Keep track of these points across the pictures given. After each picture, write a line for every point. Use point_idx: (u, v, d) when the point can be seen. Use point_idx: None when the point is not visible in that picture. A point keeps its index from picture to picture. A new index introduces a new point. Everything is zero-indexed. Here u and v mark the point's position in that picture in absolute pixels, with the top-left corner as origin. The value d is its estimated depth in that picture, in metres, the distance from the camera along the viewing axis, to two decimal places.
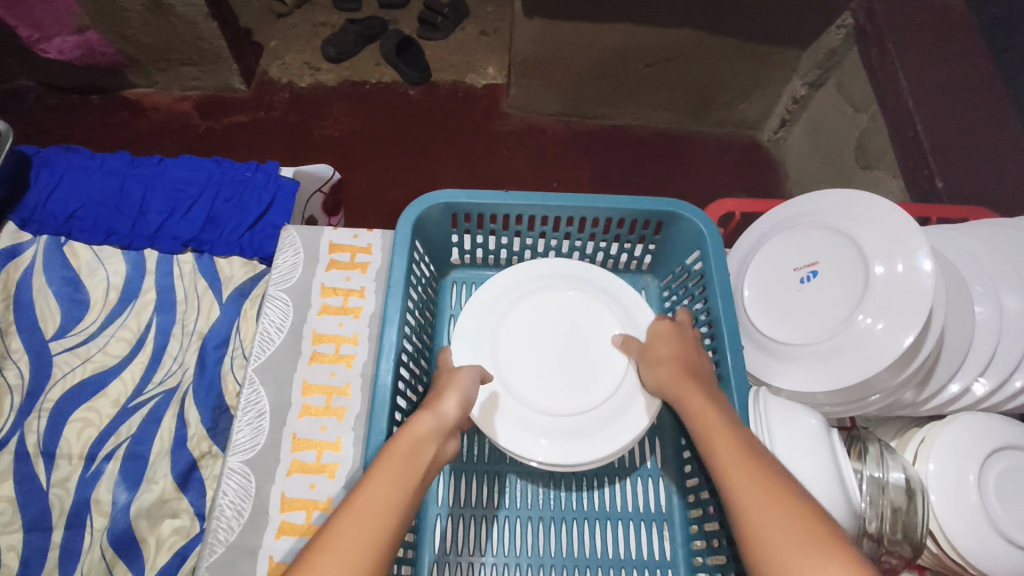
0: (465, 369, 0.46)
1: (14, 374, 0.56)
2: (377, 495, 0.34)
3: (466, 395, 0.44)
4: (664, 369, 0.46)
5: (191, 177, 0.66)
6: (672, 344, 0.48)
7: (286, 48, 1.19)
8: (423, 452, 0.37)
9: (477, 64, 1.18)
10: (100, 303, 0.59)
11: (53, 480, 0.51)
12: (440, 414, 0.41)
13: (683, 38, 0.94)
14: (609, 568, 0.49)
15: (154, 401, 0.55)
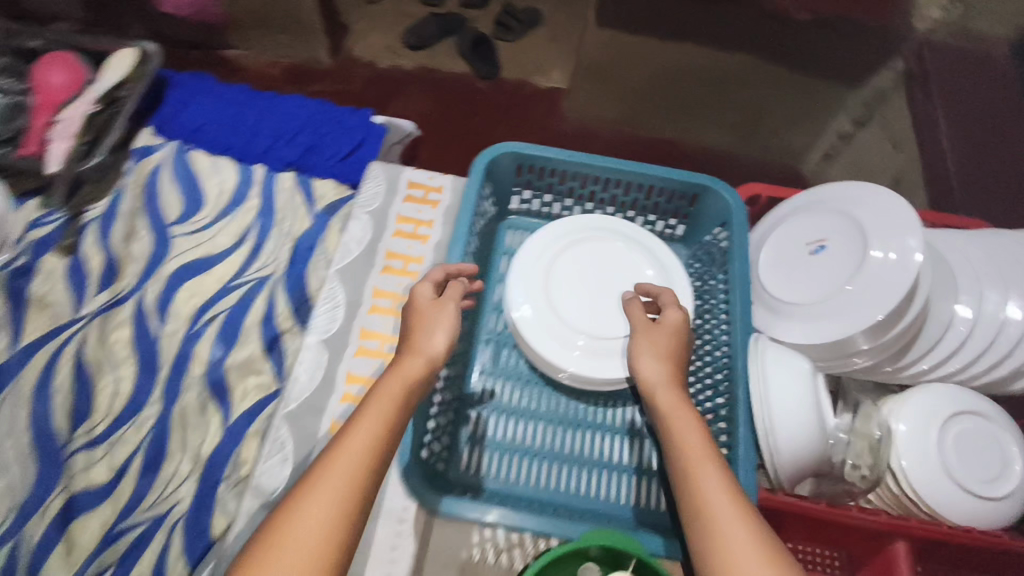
0: (448, 310, 0.50)
1: (142, 249, 0.67)
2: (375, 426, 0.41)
3: (450, 331, 0.49)
4: (660, 362, 0.49)
5: (297, 112, 0.77)
6: (668, 336, 0.51)
7: (371, 31, 1.31)
8: (412, 400, 0.44)
9: (544, 68, 1.28)
10: (215, 202, 0.70)
11: (163, 331, 0.62)
12: (431, 357, 0.47)
13: (735, 64, 1.04)
14: (615, 471, 0.58)
15: (248, 286, 0.65)
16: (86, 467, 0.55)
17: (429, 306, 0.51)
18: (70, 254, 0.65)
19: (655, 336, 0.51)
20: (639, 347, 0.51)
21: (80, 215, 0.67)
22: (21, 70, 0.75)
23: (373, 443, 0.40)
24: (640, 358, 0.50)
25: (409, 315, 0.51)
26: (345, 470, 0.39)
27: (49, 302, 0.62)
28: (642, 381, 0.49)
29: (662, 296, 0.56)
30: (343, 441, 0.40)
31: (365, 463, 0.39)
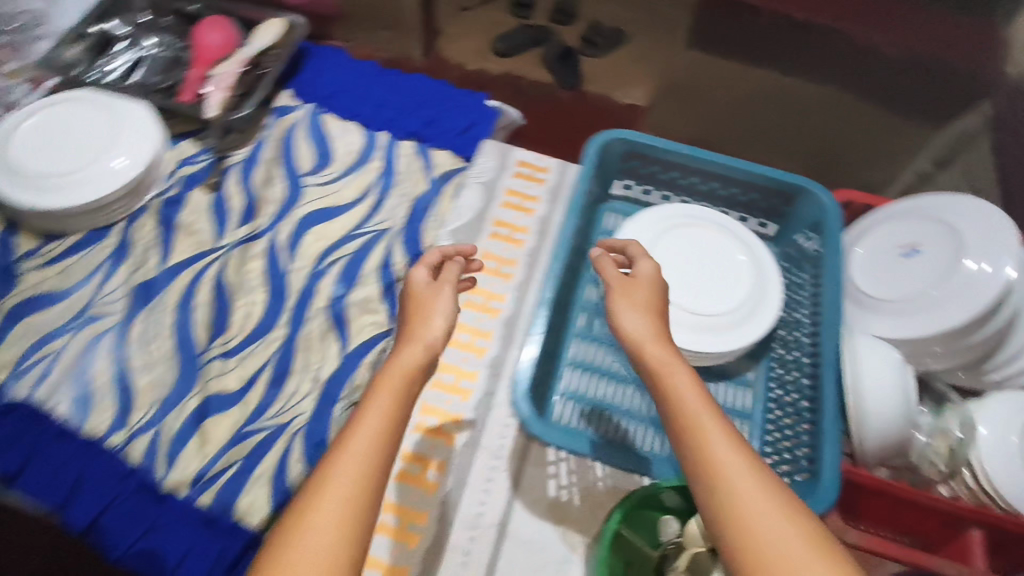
0: (444, 292, 0.51)
1: (277, 193, 0.73)
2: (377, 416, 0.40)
3: (449, 316, 0.49)
4: (640, 315, 0.47)
5: (420, 89, 0.83)
6: (644, 289, 0.50)
7: (463, 34, 1.32)
8: (408, 385, 0.43)
9: (625, 85, 1.27)
10: (343, 161, 0.77)
11: (292, 266, 0.69)
12: (430, 343, 0.47)
13: (818, 93, 1.00)
14: None
15: (368, 237, 0.71)
16: (220, 373, 0.62)
17: (425, 287, 0.51)
18: (213, 191, 0.73)
19: (633, 290, 0.50)
20: (619, 304, 0.49)
21: (225, 158, 0.76)
22: (182, 33, 0.85)
23: (380, 440, 0.39)
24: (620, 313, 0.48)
25: (409, 298, 0.51)
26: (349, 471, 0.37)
27: (196, 231, 0.70)
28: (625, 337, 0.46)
29: (628, 246, 0.56)
30: (347, 441, 0.38)
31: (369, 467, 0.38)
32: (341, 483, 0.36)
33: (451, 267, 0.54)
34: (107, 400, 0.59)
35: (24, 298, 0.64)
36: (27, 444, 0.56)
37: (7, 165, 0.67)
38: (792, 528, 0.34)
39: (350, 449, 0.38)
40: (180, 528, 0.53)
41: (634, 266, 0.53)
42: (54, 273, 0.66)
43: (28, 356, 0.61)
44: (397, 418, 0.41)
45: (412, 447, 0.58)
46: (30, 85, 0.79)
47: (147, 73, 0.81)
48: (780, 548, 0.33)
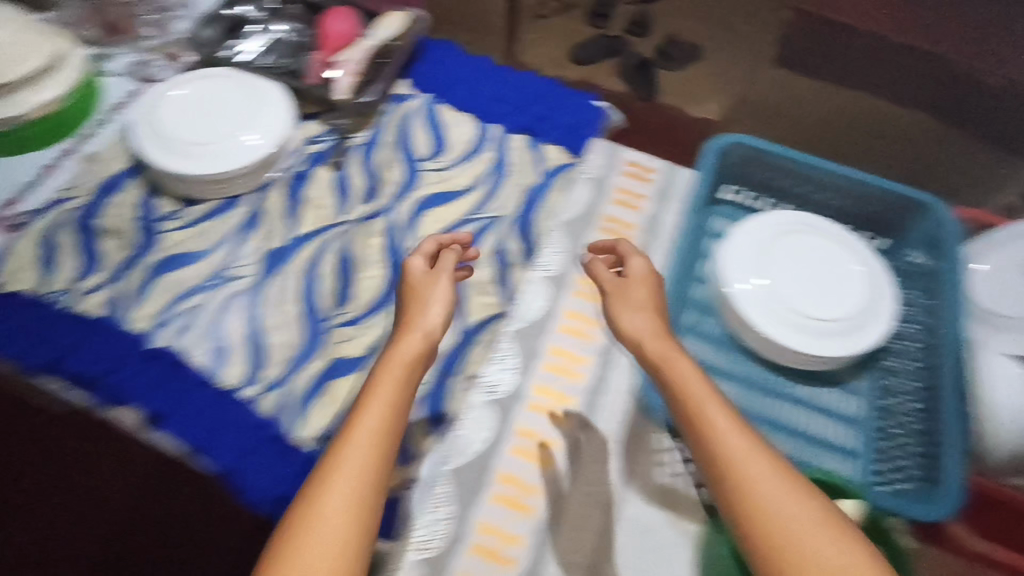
0: (442, 278, 0.59)
1: (397, 175, 0.77)
2: (384, 393, 0.49)
3: (444, 305, 0.58)
4: (639, 314, 0.56)
5: (531, 87, 0.86)
6: (639, 288, 0.58)
7: (528, 45, 1.13)
8: (412, 370, 0.52)
9: (701, 98, 1.12)
10: (457, 149, 0.80)
11: (410, 245, 0.72)
12: (427, 330, 0.55)
13: (909, 117, 1.02)
14: (825, 444, 0.62)
15: (482, 224, 0.73)
16: (344, 340, 0.65)
17: (423, 278, 0.60)
18: (336, 169, 0.76)
19: (630, 289, 0.59)
20: (617, 306, 0.58)
21: (347, 139, 0.79)
22: (307, 19, 0.89)
23: (385, 418, 0.48)
24: (627, 312, 0.56)
25: (409, 288, 0.59)
26: (362, 441, 0.46)
27: (321, 206, 0.74)
28: (627, 336, 0.55)
29: (619, 245, 0.63)
30: (358, 419, 0.48)
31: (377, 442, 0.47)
32: (354, 455, 0.46)
33: (446, 259, 0.62)
34: (240, 357, 0.63)
35: (166, 257, 0.69)
36: (171, 388, 0.60)
37: (156, 133, 0.71)
38: (793, 503, 0.43)
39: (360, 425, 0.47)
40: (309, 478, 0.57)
41: (629, 263, 0.61)
42: (190, 236, 0.71)
43: (170, 310, 0.66)
44: (400, 399, 0.50)
45: (526, 423, 0.61)
46: (168, 60, 0.84)
47: (275, 53, 0.85)
48: (786, 519, 0.42)
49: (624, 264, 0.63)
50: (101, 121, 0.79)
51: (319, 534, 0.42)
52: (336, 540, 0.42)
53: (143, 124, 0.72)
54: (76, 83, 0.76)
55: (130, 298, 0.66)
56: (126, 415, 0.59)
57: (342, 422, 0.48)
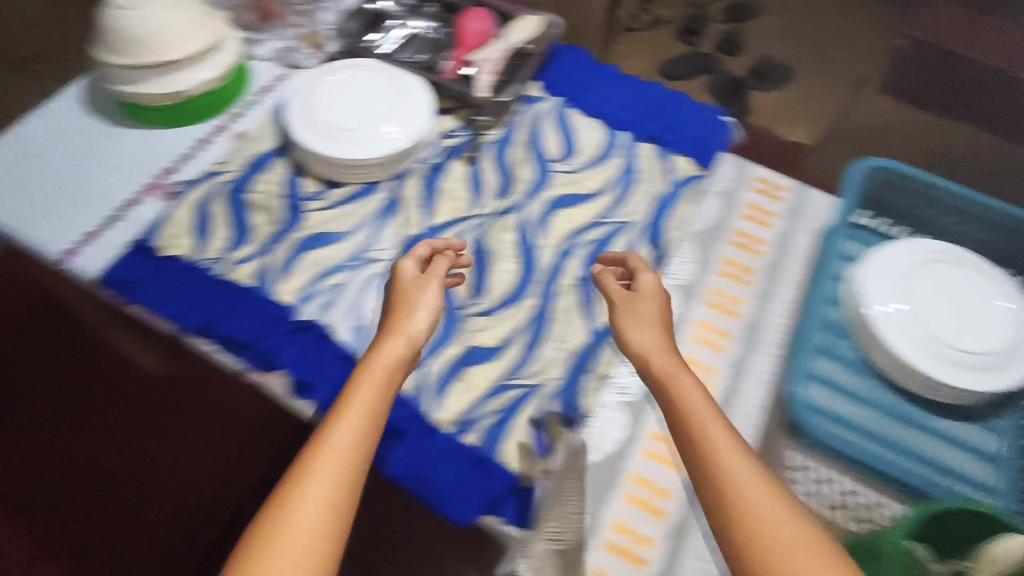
0: (431, 282, 0.62)
1: (528, 174, 0.79)
2: (363, 401, 0.52)
3: (430, 310, 0.61)
4: (647, 329, 0.60)
5: (659, 97, 0.87)
6: (648, 301, 0.62)
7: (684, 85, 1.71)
8: (390, 376, 0.55)
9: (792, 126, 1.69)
10: (587, 152, 0.81)
11: (541, 242, 0.74)
12: (411, 335, 0.58)
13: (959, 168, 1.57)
14: (965, 477, 0.61)
15: (612, 228, 0.75)
16: (480, 329, 0.67)
17: (413, 281, 0.62)
18: (471, 164, 0.79)
19: (636, 304, 0.62)
20: (628, 318, 0.61)
21: (481, 135, 0.82)
22: (444, 17, 0.91)
23: (360, 425, 0.51)
24: (634, 325, 0.61)
25: (398, 288, 0.62)
26: (338, 447, 0.49)
27: (456, 197, 0.76)
28: (634, 348, 0.59)
29: (629, 260, 0.67)
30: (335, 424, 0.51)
31: (352, 448, 0.50)
32: (329, 460, 0.49)
33: (438, 264, 0.65)
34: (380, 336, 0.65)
35: (310, 234, 0.72)
36: (317, 361, 0.63)
37: (310, 118, 0.75)
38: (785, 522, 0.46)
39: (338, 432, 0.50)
40: (448, 461, 0.58)
41: (638, 278, 0.65)
42: (333, 216, 0.74)
43: (312, 285, 0.68)
44: (377, 404, 0.53)
45: (654, 429, 0.63)
46: (313, 49, 0.88)
47: (412, 47, 0.88)
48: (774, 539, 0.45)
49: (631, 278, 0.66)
50: (250, 102, 0.83)
51: (291, 538, 0.45)
52: (306, 545, 0.45)
53: (298, 110, 0.77)
54: (230, 66, 0.80)
55: (276, 270, 0.69)
56: (275, 378, 0.62)
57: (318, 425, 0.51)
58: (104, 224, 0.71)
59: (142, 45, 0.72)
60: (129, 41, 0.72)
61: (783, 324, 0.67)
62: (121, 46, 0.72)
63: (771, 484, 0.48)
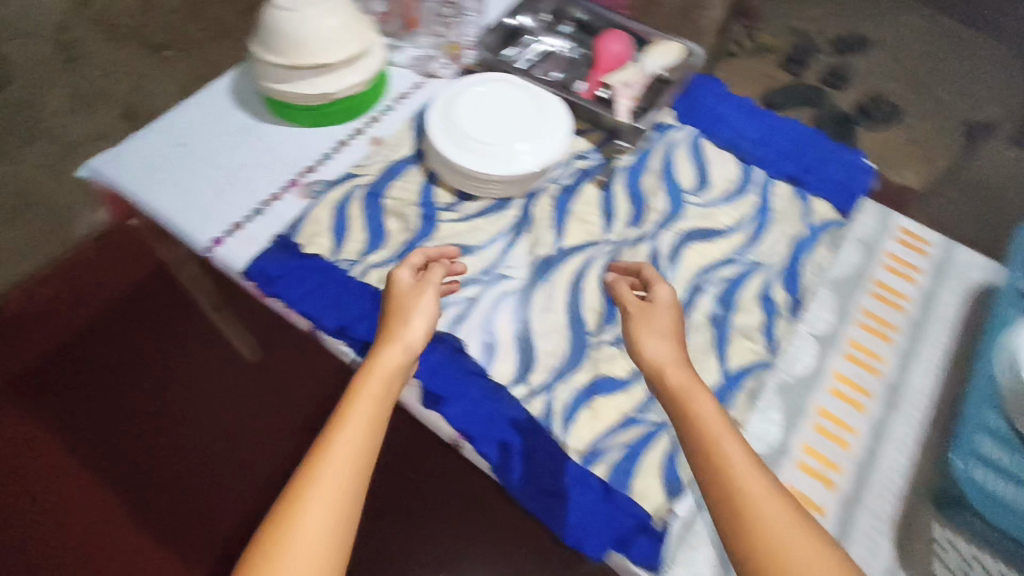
0: (428, 289, 0.63)
1: (661, 204, 0.78)
2: (362, 413, 0.53)
3: (427, 317, 0.61)
4: (664, 342, 0.59)
5: (796, 136, 0.85)
6: (662, 314, 0.61)
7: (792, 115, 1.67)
8: (388, 384, 0.56)
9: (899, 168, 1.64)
10: (720, 187, 0.80)
11: (672, 274, 0.72)
12: (407, 343, 0.58)
13: None
14: None
15: (746, 267, 0.73)
16: (610, 359, 0.66)
17: (412, 289, 0.62)
18: (603, 188, 0.78)
19: (652, 318, 0.61)
20: (642, 332, 0.60)
21: (613, 159, 0.81)
22: (579, 39, 0.92)
23: (363, 437, 0.51)
24: (652, 338, 0.59)
25: (395, 296, 0.62)
26: (337, 462, 0.49)
27: (587, 221, 0.75)
28: (648, 359, 0.59)
29: (644, 272, 0.67)
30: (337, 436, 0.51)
31: (350, 460, 0.50)
32: (334, 471, 0.49)
33: (434, 271, 0.65)
34: (511, 355, 0.65)
35: (443, 244, 0.73)
36: (447, 375, 0.63)
37: (451, 128, 0.76)
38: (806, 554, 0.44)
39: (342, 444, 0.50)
40: (569, 505, 0.58)
41: (652, 291, 0.64)
42: (467, 228, 0.74)
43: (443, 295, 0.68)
44: (377, 414, 0.53)
45: (796, 485, 0.58)
46: (450, 60, 0.90)
47: (547, 65, 0.89)
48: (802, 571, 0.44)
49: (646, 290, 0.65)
50: (388, 107, 0.85)
51: (298, 555, 0.45)
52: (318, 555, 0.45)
53: (438, 118, 0.77)
54: (376, 72, 0.82)
55: None
56: (409, 388, 0.63)
57: (317, 437, 0.51)
58: (249, 216, 0.73)
59: (300, 47, 0.74)
60: (288, 42, 0.74)
61: (927, 387, 0.65)
62: (280, 46, 0.75)
63: (785, 504, 0.47)
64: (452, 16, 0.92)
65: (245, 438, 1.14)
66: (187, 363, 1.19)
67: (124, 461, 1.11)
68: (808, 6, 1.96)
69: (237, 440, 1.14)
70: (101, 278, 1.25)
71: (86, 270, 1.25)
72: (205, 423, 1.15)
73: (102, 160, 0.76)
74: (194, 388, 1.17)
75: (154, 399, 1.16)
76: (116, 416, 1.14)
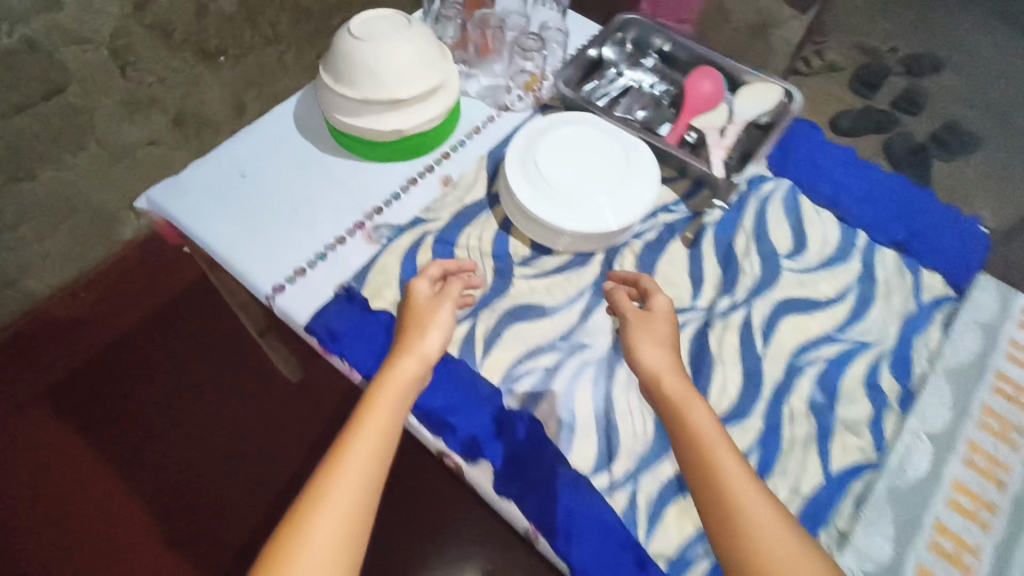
0: (446, 302, 0.61)
1: (754, 268, 0.71)
2: (378, 421, 0.52)
3: (444, 330, 0.59)
4: (660, 350, 0.59)
5: (902, 195, 0.78)
6: (659, 325, 0.61)
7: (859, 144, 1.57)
8: (406, 394, 0.55)
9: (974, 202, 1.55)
10: (818, 250, 0.73)
11: (767, 353, 0.66)
12: (424, 354, 0.57)
13: None
14: None
15: (850, 345, 0.67)
16: None
17: (432, 301, 0.61)
18: (690, 246, 0.72)
19: (651, 326, 0.61)
20: (640, 339, 0.60)
21: (702, 213, 0.75)
22: (667, 75, 0.86)
23: (375, 449, 0.50)
24: (649, 346, 0.59)
25: (411, 307, 0.61)
26: (351, 473, 0.49)
27: (672, 284, 0.70)
28: (645, 370, 0.58)
29: (641, 280, 0.66)
30: (350, 447, 0.50)
31: (364, 470, 0.49)
32: (344, 484, 0.48)
33: (455, 282, 0.64)
34: (592, 438, 0.60)
35: (518, 303, 0.67)
36: (524, 459, 0.58)
37: (530, 173, 0.70)
38: None
39: (353, 456, 0.49)
40: None
41: (651, 300, 0.64)
42: (545, 287, 0.69)
43: (518, 364, 0.63)
44: (390, 429, 0.52)
45: None
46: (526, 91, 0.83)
47: (624, 103, 0.83)
48: None
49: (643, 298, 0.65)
50: (459, 142, 0.79)
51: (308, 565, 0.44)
52: (326, 564, 0.44)
53: (518, 159, 0.72)
54: (450, 106, 0.76)
55: (482, 341, 0.64)
56: (479, 471, 0.58)
57: (330, 449, 0.50)
58: (312, 262, 0.68)
59: (373, 79, 0.69)
60: (360, 74, 0.69)
61: None
62: (352, 77, 0.69)
63: (789, 527, 0.48)
64: (535, 46, 0.83)
65: (281, 462, 1.10)
66: (227, 384, 1.15)
67: (160, 482, 1.07)
68: (875, 23, 1.85)
69: (269, 458, 1.10)
70: (145, 295, 1.22)
71: (131, 286, 1.22)
72: (238, 439, 1.11)
73: (158, 191, 0.72)
74: (231, 405, 1.13)
75: (189, 416, 1.12)
76: (154, 435, 1.10)
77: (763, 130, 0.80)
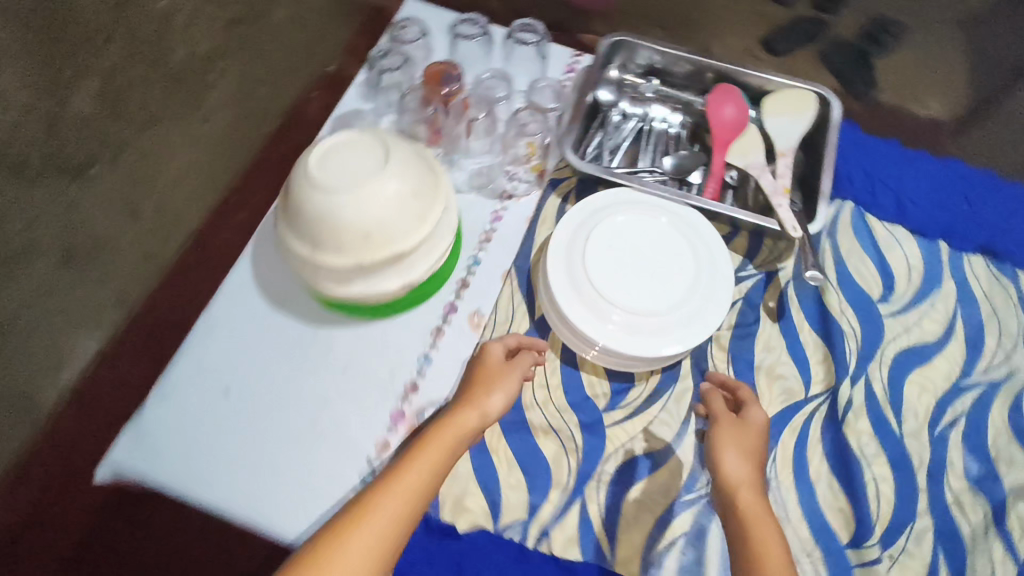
0: (517, 364, 0.54)
1: (855, 327, 0.62)
2: (422, 467, 0.45)
3: (510, 394, 0.52)
4: (747, 462, 0.49)
5: (966, 183, 0.70)
6: (753, 438, 0.51)
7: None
8: (459, 447, 0.48)
9: None
10: (909, 279, 0.65)
11: (905, 430, 0.59)
12: (483, 411, 0.50)
13: None
14: None
15: (980, 390, 0.61)
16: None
17: (502, 366, 0.53)
18: (778, 319, 0.62)
19: (741, 432, 0.51)
20: (723, 442, 0.51)
21: (773, 270, 0.64)
22: (675, 97, 0.72)
23: (418, 490, 0.44)
24: (731, 451, 0.50)
25: (477, 367, 0.53)
26: (386, 514, 0.42)
27: (777, 374, 0.60)
28: (724, 479, 0.49)
29: (741, 389, 0.56)
30: (395, 481, 0.44)
31: (397, 516, 0.42)
32: (371, 527, 0.41)
33: (526, 356, 0.55)
34: None
35: (624, 463, 0.56)
36: None
37: (580, 288, 0.56)
38: None
39: (394, 491, 0.43)
40: None
41: (745, 408, 0.53)
42: (645, 427, 0.57)
43: (653, 544, 0.53)
44: (437, 472, 0.45)
45: None
46: (520, 167, 0.67)
47: (640, 154, 0.69)
48: None
49: (737, 404, 0.55)
50: (473, 261, 0.63)
51: None
52: None
53: (561, 268, 0.57)
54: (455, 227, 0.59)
55: (603, 528, 0.53)
56: None
57: (373, 483, 0.44)
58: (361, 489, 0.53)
59: (366, 239, 0.51)
60: (351, 238, 0.51)
61: None
62: (326, 242, 0.51)
63: None
64: (532, 122, 0.67)
65: None
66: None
67: None
68: None
69: None
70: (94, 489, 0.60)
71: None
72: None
73: (121, 452, 0.54)
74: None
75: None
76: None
77: (807, 150, 0.68)
